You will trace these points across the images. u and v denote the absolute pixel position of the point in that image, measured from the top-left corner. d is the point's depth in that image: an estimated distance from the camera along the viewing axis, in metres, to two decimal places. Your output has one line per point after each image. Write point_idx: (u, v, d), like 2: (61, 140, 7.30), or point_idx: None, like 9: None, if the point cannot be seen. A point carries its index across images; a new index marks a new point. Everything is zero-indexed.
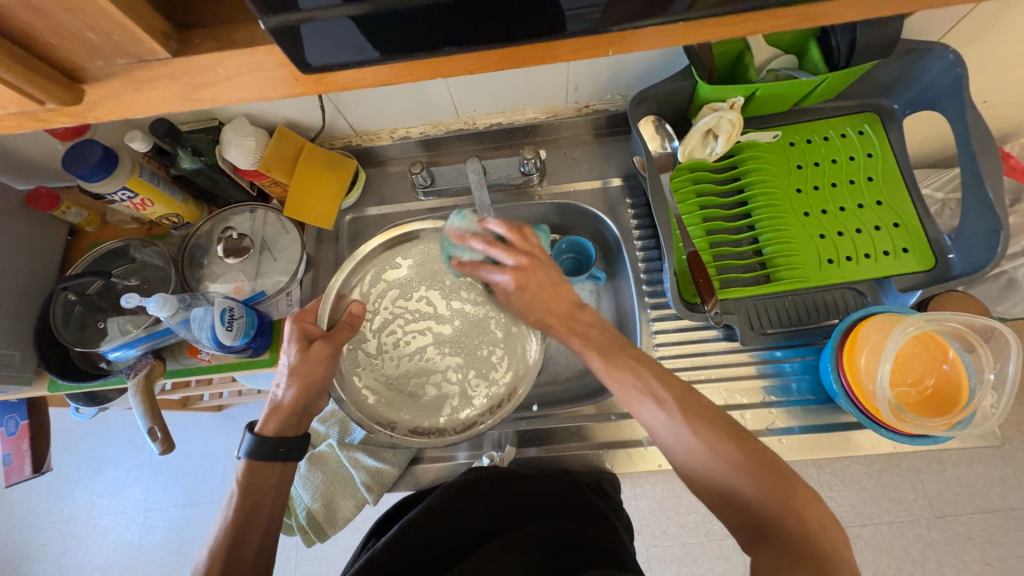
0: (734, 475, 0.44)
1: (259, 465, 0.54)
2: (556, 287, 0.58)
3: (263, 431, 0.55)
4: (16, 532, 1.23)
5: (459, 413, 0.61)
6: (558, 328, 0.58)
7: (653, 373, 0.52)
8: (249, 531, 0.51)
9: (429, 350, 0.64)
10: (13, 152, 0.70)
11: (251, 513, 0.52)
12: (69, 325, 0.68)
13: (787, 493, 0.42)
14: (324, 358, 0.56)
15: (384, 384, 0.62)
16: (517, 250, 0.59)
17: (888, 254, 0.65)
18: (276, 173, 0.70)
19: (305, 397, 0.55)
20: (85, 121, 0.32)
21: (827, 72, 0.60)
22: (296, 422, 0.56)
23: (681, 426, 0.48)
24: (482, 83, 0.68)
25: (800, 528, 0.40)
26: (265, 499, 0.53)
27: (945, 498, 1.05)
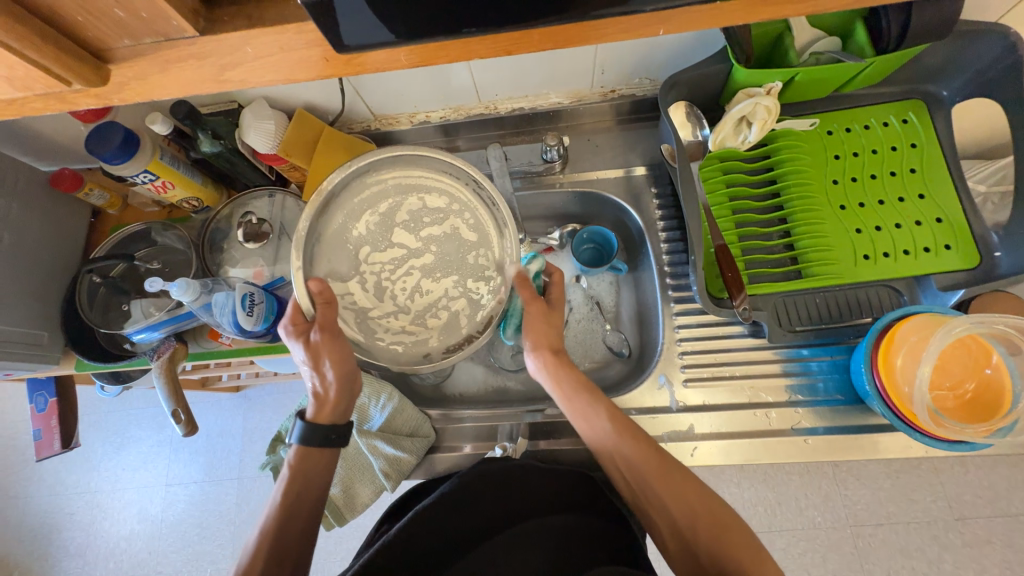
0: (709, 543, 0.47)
1: (309, 453, 0.54)
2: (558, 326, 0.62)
3: (314, 419, 0.55)
4: (44, 501, 1.28)
5: (477, 317, 0.58)
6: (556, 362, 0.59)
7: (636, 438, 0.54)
8: (292, 519, 0.52)
9: (431, 264, 0.59)
10: (37, 133, 0.71)
11: (299, 498, 0.53)
12: (94, 306, 0.69)
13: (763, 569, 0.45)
14: (332, 347, 0.53)
15: (402, 314, 0.58)
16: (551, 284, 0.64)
17: (929, 251, 0.61)
18: (295, 158, 0.70)
19: (343, 384, 0.54)
20: (111, 104, 0.32)
21: (874, 55, 0.56)
22: (341, 409, 0.55)
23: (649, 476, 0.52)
24: (505, 67, 0.66)
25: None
26: (311, 487, 0.53)
27: (965, 500, 1.03)
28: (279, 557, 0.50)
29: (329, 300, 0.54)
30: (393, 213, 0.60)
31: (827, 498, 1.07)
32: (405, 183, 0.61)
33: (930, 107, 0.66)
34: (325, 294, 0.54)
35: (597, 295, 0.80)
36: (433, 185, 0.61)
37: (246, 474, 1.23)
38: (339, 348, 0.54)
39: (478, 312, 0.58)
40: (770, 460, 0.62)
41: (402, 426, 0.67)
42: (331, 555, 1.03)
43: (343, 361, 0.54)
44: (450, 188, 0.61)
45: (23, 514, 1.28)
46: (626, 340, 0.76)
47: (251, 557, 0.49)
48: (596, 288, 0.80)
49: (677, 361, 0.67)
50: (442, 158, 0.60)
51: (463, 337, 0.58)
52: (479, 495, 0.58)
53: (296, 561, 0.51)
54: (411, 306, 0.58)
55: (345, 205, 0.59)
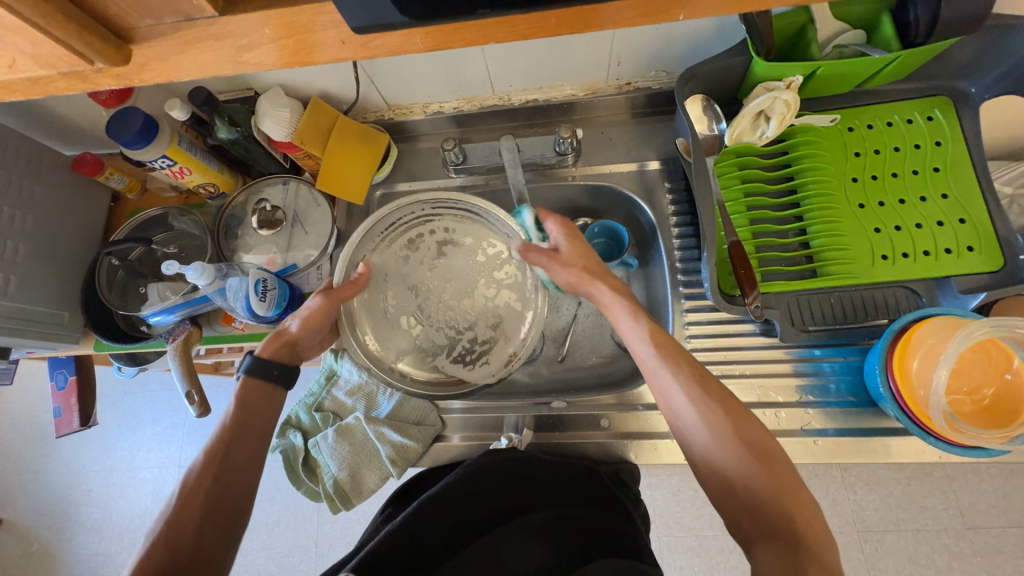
0: (750, 472, 0.44)
1: (255, 385, 0.56)
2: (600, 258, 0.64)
3: (259, 354, 0.58)
4: (63, 477, 1.32)
5: (518, 297, 0.66)
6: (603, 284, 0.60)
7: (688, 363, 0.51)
8: (239, 442, 0.52)
9: (458, 286, 0.66)
10: (61, 118, 0.72)
11: (248, 421, 0.53)
12: (112, 289, 0.71)
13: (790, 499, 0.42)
14: (320, 310, 0.60)
15: (469, 339, 0.65)
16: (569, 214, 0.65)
17: (951, 253, 0.60)
18: (310, 146, 0.70)
19: (307, 330, 0.60)
20: (131, 84, 0.32)
21: (900, 49, 0.55)
22: (289, 355, 0.60)
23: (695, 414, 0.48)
24: (520, 56, 0.66)
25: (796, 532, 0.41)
26: (245, 429, 0.53)
27: (978, 509, 1.01)
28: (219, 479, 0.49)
29: (359, 282, 0.63)
30: (398, 273, 0.67)
31: (835, 502, 1.05)
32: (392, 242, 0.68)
33: (957, 104, 0.64)
34: (360, 277, 0.63)
35: None
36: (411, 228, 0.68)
37: None
38: (326, 316, 0.61)
39: (523, 292, 0.66)
40: None
41: (409, 414, 0.68)
42: (338, 540, 1.05)
43: (320, 324, 0.60)
44: (424, 219, 0.68)
45: (42, 489, 1.32)
46: None
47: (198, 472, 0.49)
48: None
49: None
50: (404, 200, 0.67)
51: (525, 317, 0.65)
52: (482, 484, 0.58)
53: (243, 489, 0.50)
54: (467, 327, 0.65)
55: (367, 296, 0.66)
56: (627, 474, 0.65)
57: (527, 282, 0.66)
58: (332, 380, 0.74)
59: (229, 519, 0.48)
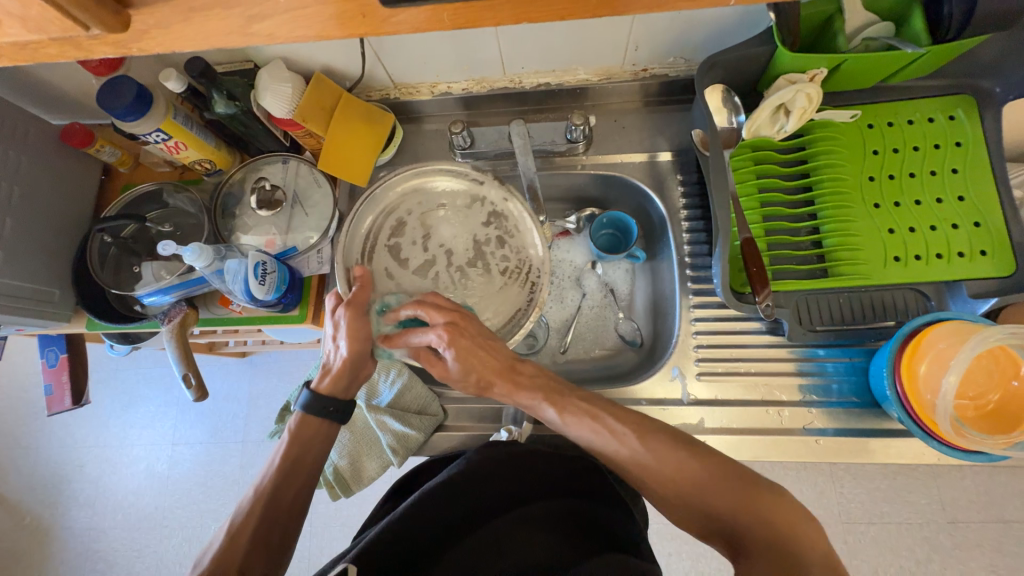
0: (699, 491, 0.45)
1: (307, 420, 0.55)
2: (489, 340, 0.53)
3: (318, 389, 0.56)
4: (54, 453, 1.31)
5: (511, 228, 0.63)
6: (500, 382, 0.53)
7: (609, 410, 0.50)
8: (285, 483, 0.53)
9: (460, 252, 0.63)
10: (48, 85, 0.69)
11: (296, 462, 0.54)
12: (105, 267, 0.68)
13: (755, 501, 0.44)
14: (352, 323, 0.53)
15: (497, 289, 0.62)
16: (441, 308, 0.53)
17: (964, 256, 0.59)
18: (312, 124, 0.67)
19: (355, 357, 0.54)
20: (129, 53, 0.30)
21: (931, 44, 0.53)
22: (348, 385, 0.56)
23: (638, 450, 0.48)
24: (533, 36, 0.63)
25: (765, 533, 0.42)
26: (308, 453, 0.55)
27: (960, 504, 1.04)
28: (266, 522, 0.50)
29: (368, 282, 0.55)
30: (398, 264, 0.63)
31: (822, 494, 1.07)
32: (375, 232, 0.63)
33: (980, 104, 0.62)
34: (366, 278, 0.55)
35: (612, 283, 0.79)
36: (389, 217, 0.63)
37: (251, 438, 1.25)
38: (360, 326, 0.53)
39: (519, 227, 0.63)
40: (779, 458, 0.62)
41: (411, 402, 0.67)
42: (333, 521, 1.06)
43: (358, 338, 0.53)
44: (396, 204, 0.64)
45: (33, 464, 1.31)
46: (639, 330, 0.76)
47: (243, 518, 0.50)
48: (611, 275, 0.79)
49: (692, 353, 0.66)
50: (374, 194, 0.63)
51: (530, 244, 0.62)
52: (484, 477, 0.57)
53: (286, 528, 0.51)
54: (485, 280, 0.63)
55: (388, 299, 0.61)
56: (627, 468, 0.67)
57: (512, 213, 0.63)
58: None
59: (274, 556, 0.49)
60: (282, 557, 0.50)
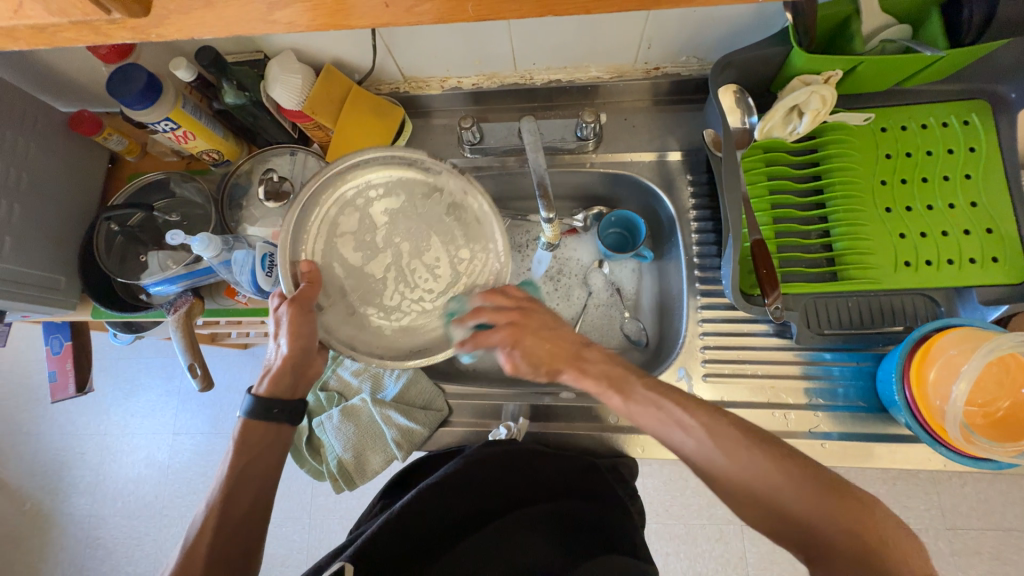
0: (794, 501, 0.41)
1: (252, 425, 0.55)
2: (552, 333, 0.54)
3: (260, 392, 0.56)
4: (55, 440, 1.32)
5: (470, 223, 0.60)
6: (567, 368, 0.53)
7: (679, 402, 0.47)
8: (241, 489, 0.53)
9: (415, 245, 0.59)
10: (57, 71, 0.68)
11: (244, 472, 0.53)
12: (110, 254, 0.68)
13: (848, 514, 0.40)
14: (294, 322, 0.53)
15: (450, 286, 0.59)
16: (503, 308, 0.54)
17: (974, 263, 0.59)
18: (321, 117, 0.67)
19: (295, 356, 0.54)
20: (147, 38, 0.29)
21: (948, 48, 0.53)
22: (291, 383, 0.56)
23: (716, 453, 0.44)
24: (548, 32, 0.62)
25: (854, 542, 0.39)
26: (256, 458, 0.54)
27: (959, 511, 1.04)
28: (227, 530, 0.51)
29: (317, 280, 0.54)
30: (349, 260, 0.57)
31: None
32: (320, 222, 0.56)
33: (994, 109, 0.62)
34: (314, 275, 0.54)
35: (618, 282, 0.79)
36: (339, 207, 0.57)
37: None
38: (301, 323, 0.53)
39: (478, 221, 0.59)
40: None
41: (416, 397, 0.68)
42: (331, 513, 1.06)
43: (297, 337, 0.53)
44: (348, 192, 0.57)
45: (33, 450, 1.32)
46: (644, 330, 0.75)
47: (200, 527, 0.50)
48: (617, 274, 0.79)
49: (698, 355, 0.66)
50: (324, 181, 0.56)
51: (491, 239, 0.59)
52: (483, 475, 0.57)
53: (246, 537, 0.52)
54: (442, 279, 0.59)
55: (337, 300, 0.56)
56: (626, 468, 0.65)
57: (472, 207, 0.60)
58: (337, 360, 0.74)
59: (238, 559, 0.51)
60: (246, 559, 0.51)
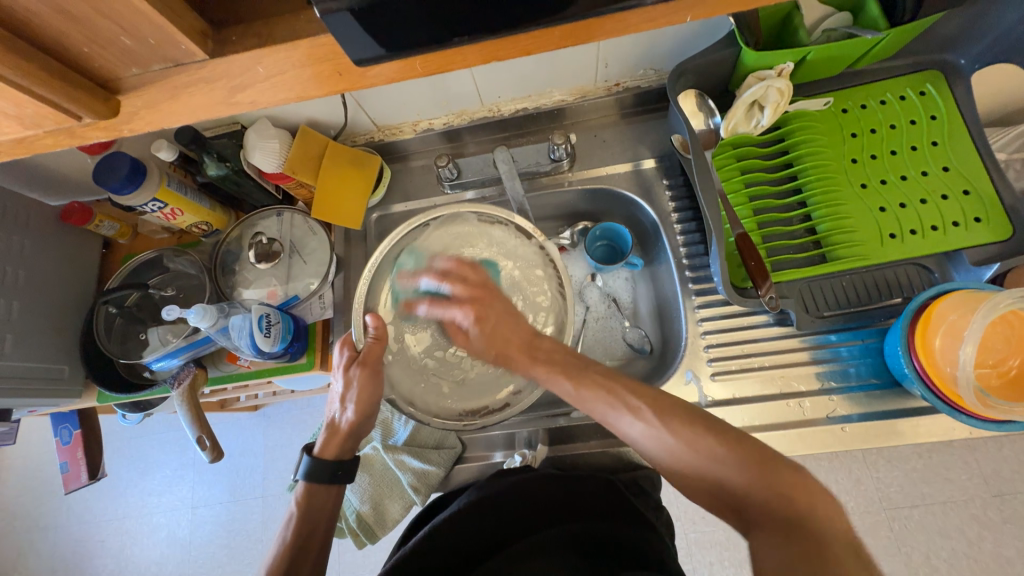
0: (722, 472, 0.42)
1: (316, 489, 0.57)
2: (510, 316, 0.59)
3: (321, 454, 0.59)
4: (74, 530, 1.29)
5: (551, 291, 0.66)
6: (517, 358, 0.57)
7: (627, 386, 0.50)
8: (300, 558, 0.53)
9: None
10: (45, 168, 0.71)
11: (308, 536, 0.55)
12: (111, 337, 0.69)
13: (776, 482, 0.39)
14: (364, 383, 0.58)
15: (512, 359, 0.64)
16: (468, 282, 0.61)
17: (958, 225, 0.59)
18: (301, 176, 0.69)
19: (358, 422, 0.58)
20: (121, 134, 0.31)
21: (889, 28, 0.55)
22: (346, 445, 0.59)
23: (663, 433, 0.45)
24: (506, 67, 0.65)
25: (789, 510, 0.38)
26: (318, 525, 0.55)
27: (1003, 476, 1.00)
28: None
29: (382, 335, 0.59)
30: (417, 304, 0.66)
31: (858, 482, 1.04)
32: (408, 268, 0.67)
33: (947, 77, 0.64)
34: (381, 329, 0.59)
35: (614, 292, 0.79)
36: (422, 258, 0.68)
37: (270, 493, 1.23)
38: (369, 382, 0.58)
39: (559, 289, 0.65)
40: (807, 451, 0.61)
41: (427, 438, 0.68)
42: (360, 569, 1.03)
43: (367, 399, 0.58)
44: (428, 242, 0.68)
45: (53, 544, 1.29)
46: (646, 337, 0.75)
47: None
48: (611, 285, 0.80)
49: (703, 354, 0.66)
50: (408, 232, 0.67)
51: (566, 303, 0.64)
52: (501, 504, 0.57)
53: None
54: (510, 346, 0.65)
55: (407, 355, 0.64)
56: (645, 481, 0.63)
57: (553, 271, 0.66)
58: None
59: None
60: None
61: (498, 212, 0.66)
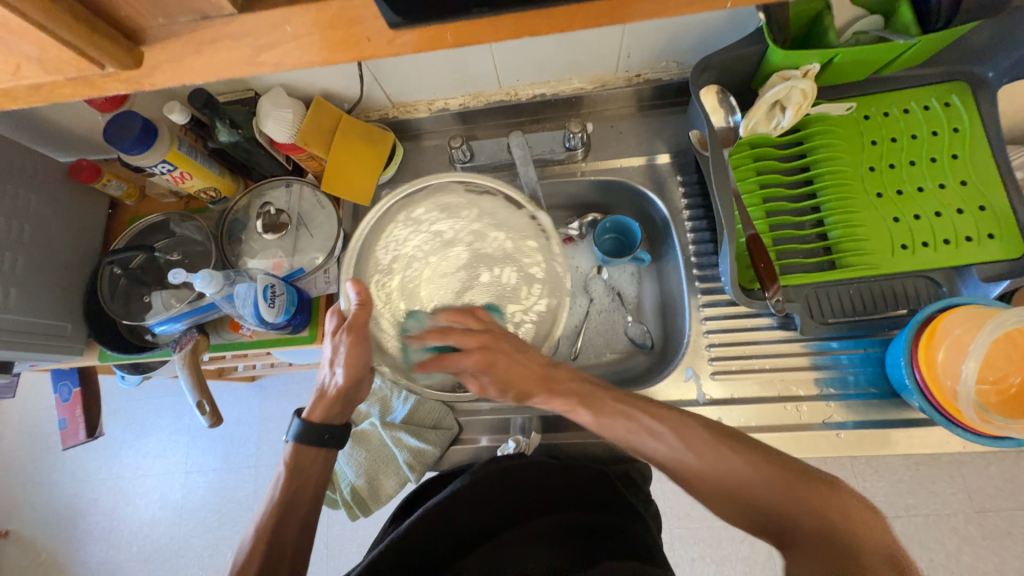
0: (759, 487, 0.43)
1: (304, 449, 0.58)
2: (522, 354, 0.57)
3: (309, 417, 0.59)
4: (68, 487, 1.31)
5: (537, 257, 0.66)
6: (535, 393, 0.56)
7: (643, 409, 0.51)
8: (290, 515, 0.54)
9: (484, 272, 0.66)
10: (55, 122, 0.70)
11: (296, 496, 0.56)
12: (115, 298, 0.69)
13: (804, 498, 0.41)
14: (352, 348, 0.57)
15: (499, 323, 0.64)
16: (473, 331, 0.58)
17: (971, 240, 0.59)
18: (314, 148, 0.68)
19: (347, 388, 0.58)
20: (142, 88, 0.31)
21: (920, 35, 0.54)
22: (335, 410, 0.59)
23: (688, 453, 0.47)
24: (528, 50, 0.64)
25: (820, 523, 0.40)
26: (307, 484, 0.57)
27: (987, 493, 1.02)
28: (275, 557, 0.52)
29: (365, 301, 0.56)
30: (404, 274, 0.65)
31: None
32: (394, 238, 0.66)
33: (974, 89, 0.63)
34: (364, 296, 0.55)
35: (619, 286, 0.79)
36: (408, 227, 0.67)
37: (263, 463, 1.25)
38: (357, 350, 0.57)
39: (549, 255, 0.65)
40: (800, 454, 0.61)
41: (425, 417, 0.67)
42: (348, 542, 1.05)
43: (356, 364, 0.57)
44: (417, 213, 0.67)
45: (47, 499, 1.31)
46: (648, 333, 0.75)
47: (248, 553, 0.51)
48: (617, 278, 0.79)
49: (705, 353, 0.66)
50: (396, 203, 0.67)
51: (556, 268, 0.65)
52: (492, 489, 0.57)
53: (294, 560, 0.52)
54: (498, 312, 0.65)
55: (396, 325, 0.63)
56: (637, 474, 0.64)
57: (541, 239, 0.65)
58: None
59: None
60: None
61: (486, 181, 0.65)
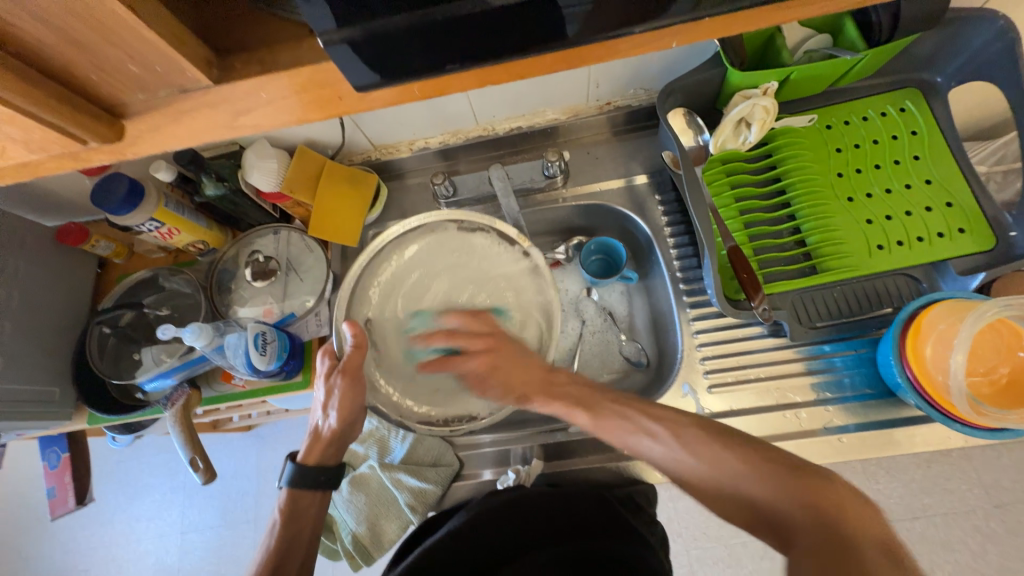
0: (750, 486, 0.41)
1: (300, 491, 0.58)
2: (524, 361, 0.61)
3: (303, 461, 0.59)
4: (59, 559, 1.25)
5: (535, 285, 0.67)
6: (536, 395, 0.59)
7: (645, 411, 0.52)
8: (290, 554, 0.54)
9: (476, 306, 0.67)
10: (43, 189, 0.71)
11: (292, 540, 0.55)
12: (105, 357, 0.68)
13: (801, 489, 0.39)
14: (346, 391, 0.58)
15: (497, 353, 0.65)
16: (478, 336, 0.62)
17: (943, 235, 0.61)
18: (299, 195, 0.70)
19: (341, 430, 0.59)
20: (125, 157, 0.32)
21: (866, 49, 0.57)
22: (328, 452, 0.60)
23: (683, 451, 0.46)
24: (501, 88, 0.67)
25: (815, 519, 0.37)
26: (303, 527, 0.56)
27: (1003, 486, 1.00)
28: None
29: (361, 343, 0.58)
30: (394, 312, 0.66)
31: None
32: (387, 278, 0.67)
33: (926, 94, 0.66)
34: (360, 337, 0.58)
35: (610, 306, 0.80)
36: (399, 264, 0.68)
37: (262, 515, 1.20)
38: (351, 391, 0.58)
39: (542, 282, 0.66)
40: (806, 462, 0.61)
41: (424, 455, 0.66)
42: None
43: (349, 406, 0.58)
44: (409, 251, 0.68)
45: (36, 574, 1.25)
46: (643, 350, 0.75)
47: None
48: (607, 299, 0.80)
49: (699, 367, 0.66)
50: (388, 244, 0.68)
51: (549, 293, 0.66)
52: (496, 525, 0.56)
53: None
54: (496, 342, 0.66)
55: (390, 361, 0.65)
56: (641, 497, 0.63)
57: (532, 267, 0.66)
58: None
59: None
60: None
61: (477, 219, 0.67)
